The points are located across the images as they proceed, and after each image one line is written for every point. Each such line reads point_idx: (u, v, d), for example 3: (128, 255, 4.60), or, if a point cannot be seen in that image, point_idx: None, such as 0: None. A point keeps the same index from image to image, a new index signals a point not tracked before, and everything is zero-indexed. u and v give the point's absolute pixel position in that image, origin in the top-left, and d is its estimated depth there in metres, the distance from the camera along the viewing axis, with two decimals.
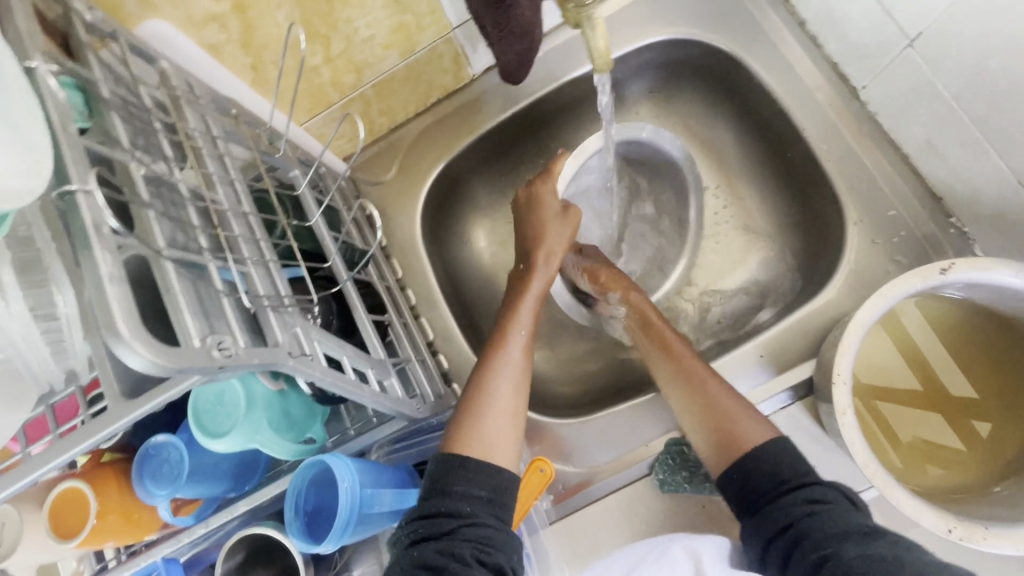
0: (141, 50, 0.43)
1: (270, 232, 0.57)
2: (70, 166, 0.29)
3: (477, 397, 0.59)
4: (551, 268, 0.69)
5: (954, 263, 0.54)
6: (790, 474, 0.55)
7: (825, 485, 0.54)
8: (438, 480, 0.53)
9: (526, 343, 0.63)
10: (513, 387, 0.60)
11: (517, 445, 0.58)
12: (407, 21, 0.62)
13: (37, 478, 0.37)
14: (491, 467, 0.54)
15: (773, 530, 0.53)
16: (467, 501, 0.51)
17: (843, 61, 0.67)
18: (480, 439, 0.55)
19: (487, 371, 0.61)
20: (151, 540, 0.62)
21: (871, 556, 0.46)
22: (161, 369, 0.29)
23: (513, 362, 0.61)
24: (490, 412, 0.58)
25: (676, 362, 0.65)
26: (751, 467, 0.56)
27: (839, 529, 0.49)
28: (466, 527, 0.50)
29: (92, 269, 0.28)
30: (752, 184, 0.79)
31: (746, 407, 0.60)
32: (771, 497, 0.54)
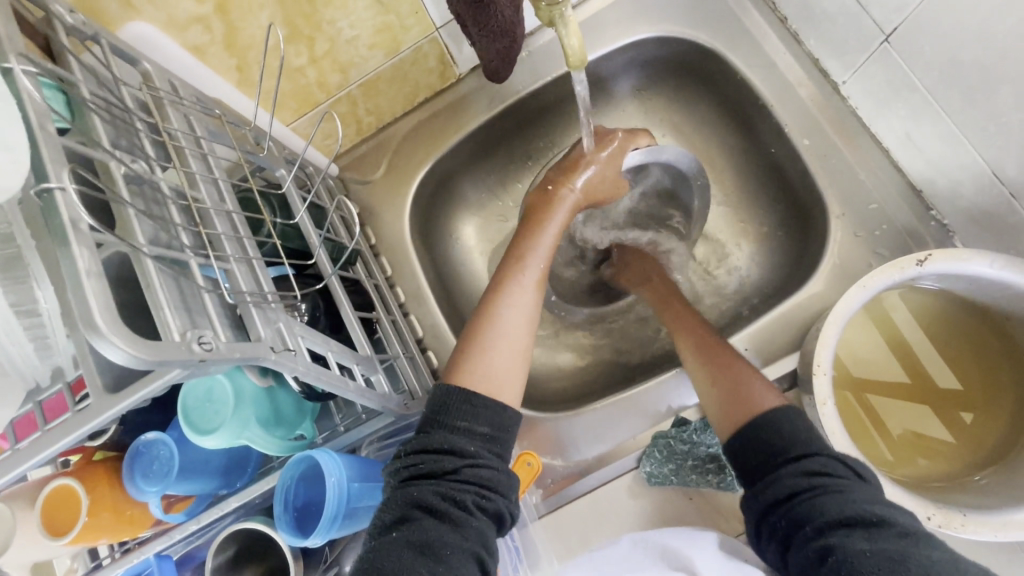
0: (123, 52, 0.44)
1: (256, 231, 0.58)
2: (47, 165, 0.30)
3: (484, 328, 0.58)
4: (578, 198, 0.66)
5: (930, 254, 0.55)
6: (791, 445, 0.54)
7: (826, 457, 0.52)
8: (442, 414, 0.53)
9: (543, 272, 0.62)
10: (525, 319, 0.59)
11: (522, 380, 0.57)
12: (391, 21, 0.63)
13: (23, 473, 0.38)
14: (495, 405, 0.54)
15: (774, 508, 0.52)
16: (469, 439, 0.52)
17: (823, 56, 0.67)
18: (484, 372, 0.55)
19: (501, 294, 0.60)
20: (143, 537, 0.63)
21: (880, 549, 0.44)
22: (139, 362, 0.30)
23: (525, 295, 0.60)
24: (498, 343, 0.57)
25: (690, 336, 0.67)
26: (756, 432, 0.55)
27: (844, 515, 0.47)
28: (467, 467, 0.50)
29: (69, 264, 0.29)
30: (738, 179, 0.80)
31: (755, 373, 0.60)
32: (772, 468, 0.53)
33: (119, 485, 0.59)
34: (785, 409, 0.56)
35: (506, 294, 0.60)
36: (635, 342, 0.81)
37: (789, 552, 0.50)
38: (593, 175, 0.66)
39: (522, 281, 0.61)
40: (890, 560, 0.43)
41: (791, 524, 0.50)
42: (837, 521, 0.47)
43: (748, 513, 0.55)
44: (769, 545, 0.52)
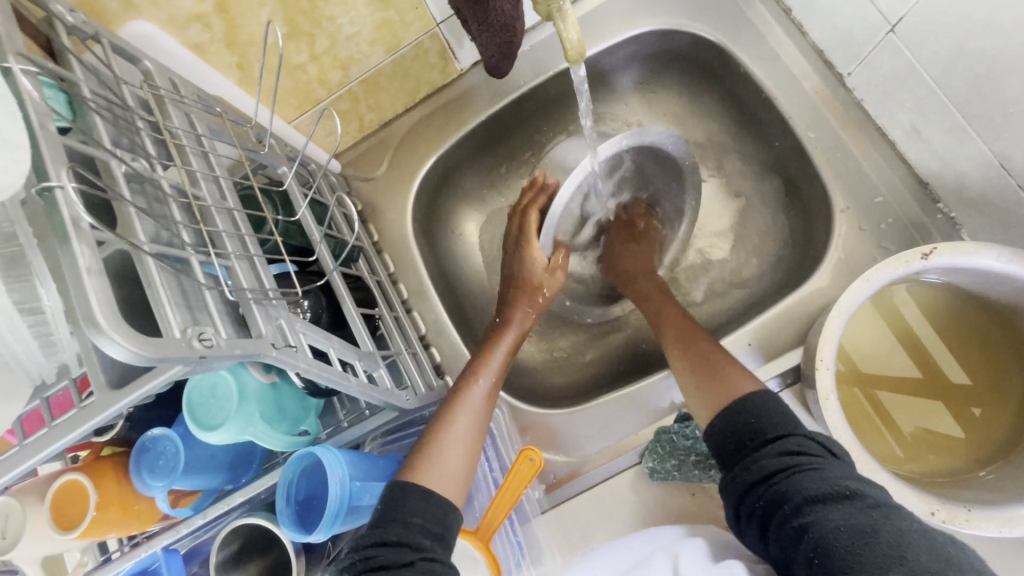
0: (124, 50, 0.44)
1: (259, 228, 0.58)
2: (48, 164, 0.30)
3: (437, 430, 0.60)
4: (527, 319, 0.71)
5: (936, 247, 0.55)
6: (767, 427, 0.54)
7: (802, 436, 0.52)
8: (394, 509, 0.52)
9: (494, 386, 0.65)
10: (476, 435, 0.61)
11: (467, 487, 0.58)
12: (391, 17, 0.63)
13: (33, 466, 0.38)
14: (443, 502, 0.54)
15: (753, 490, 0.51)
16: (422, 534, 0.51)
17: (828, 48, 0.66)
18: (436, 471, 0.56)
19: (456, 410, 0.62)
20: (151, 531, 0.64)
21: (851, 523, 0.43)
22: (140, 359, 0.30)
23: (475, 400, 0.63)
24: (450, 442, 0.59)
25: (673, 330, 0.67)
26: (731, 416, 0.56)
27: (820, 493, 0.47)
28: (421, 559, 0.49)
29: (70, 262, 0.29)
30: (742, 173, 0.79)
31: (734, 360, 0.61)
32: (750, 450, 0.53)
33: (126, 480, 0.60)
34: (763, 396, 0.56)
35: (461, 403, 0.63)
36: (638, 337, 0.81)
37: (767, 533, 0.49)
38: (539, 277, 0.72)
39: (476, 398, 0.63)
40: (862, 536, 0.42)
41: (769, 504, 0.49)
42: (813, 498, 0.47)
43: (727, 495, 0.54)
44: (748, 529, 0.51)
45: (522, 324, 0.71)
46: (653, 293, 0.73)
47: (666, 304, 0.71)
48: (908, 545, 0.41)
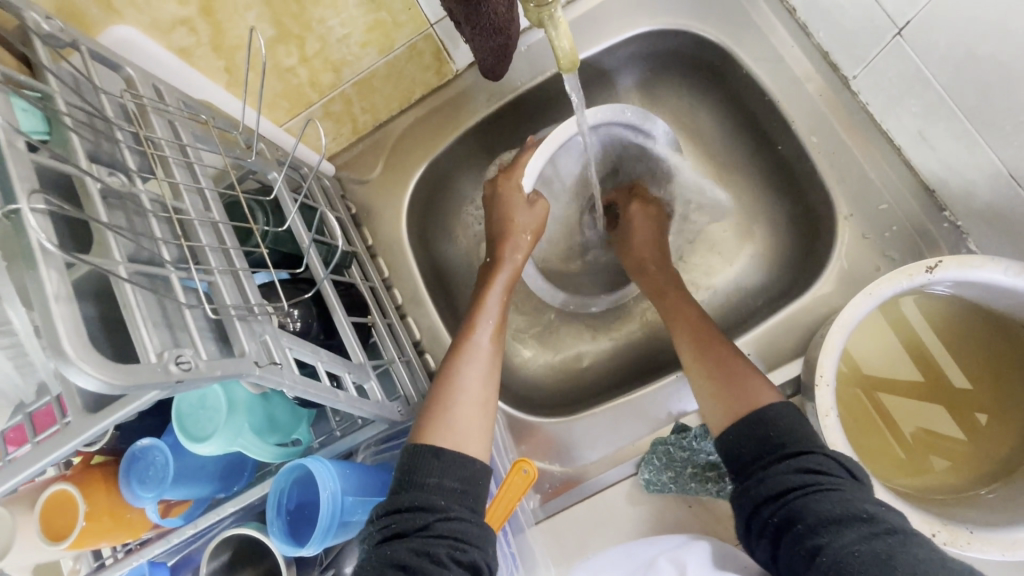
0: (104, 58, 0.43)
1: (248, 236, 0.57)
2: (14, 184, 0.29)
3: (445, 387, 0.60)
4: (517, 257, 0.70)
5: (941, 261, 0.53)
6: (787, 441, 0.52)
7: (823, 454, 0.50)
8: (411, 473, 0.52)
9: (494, 334, 0.65)
10: (485, 381, 0.61)
11: (486, 437, 0.58)
12: (383, 19, 0.61)
13: (13, 486, 0.38)
14: (463, 457, 0.54)
15: (766, 506, 0.50)
16: (440, 494, 0.51)
17: (833, 49, 0.65)
18: (449, 427, 0.56)
19: (460, 365, 0.61)
20: (143, 539, 0.63)
21: (870, 551, 0.43)
22: (110, 388, 0.29)
23: (481, 352, 0.62)
24: (458, 397, 0.58)
25: (688, 328, 0.66)
26: (746, 431, 0.54)
27: (833, 513, 0.46)
28: (440, 521, 0.49)
29: (37, 288, 0.28)
30: (743, 176, 0.77)
31: (752, 370, 0.59)
32: (764, 464, 0.52)
33: (116, 489, 0.59)
34: (781, 404, 0.55)
35: (463, 359, 0.62)
36: (637, 343, 0.80)
37: (780, 550, 0.48)
38: (528, 219, 0.71)
39: (478, 352, 0.62)
40: (878, 563, 0.42)
41: (783, 521, 0.48)
42: (831, 520, 0.46)
43: (738, 508, 0.53)
44: (760, 544, 0.51)
45: (512, 266, 0.69)
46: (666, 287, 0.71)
47: (682, 301, 0.69)
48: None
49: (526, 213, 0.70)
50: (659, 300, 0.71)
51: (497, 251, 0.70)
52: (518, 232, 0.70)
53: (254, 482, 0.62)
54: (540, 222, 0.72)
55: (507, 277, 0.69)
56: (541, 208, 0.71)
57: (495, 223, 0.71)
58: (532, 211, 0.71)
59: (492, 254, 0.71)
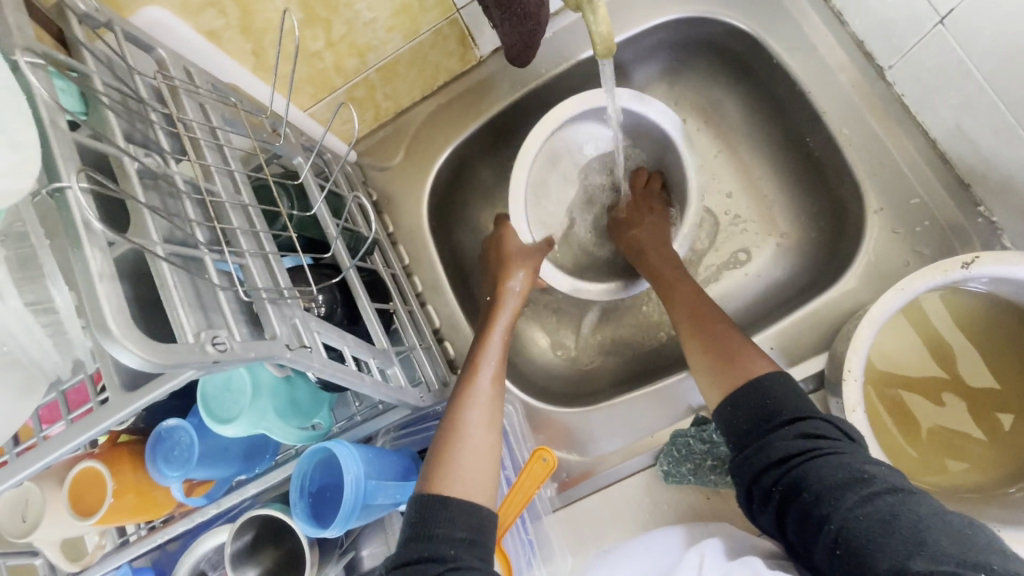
0: (137, 39, 0.43)
1: (273, 220, 0.57)
2: (58, 162, 0.29)
3: (450, 434, 0.58)
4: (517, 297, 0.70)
5: (978, 257, 0.52)
6: (785, 409, 0.52)
7: (819, 419, 0.51)
8: (420, 524, 0.51)
9: (496, 376, 0.63)
10: (489, 427, 0.59)
11: (495, 478, 0.56)
12: (410, 3, 0.60)
13: (53, 460, 0.39)
14: (471, 505, 0.52)
15: (768, 475, 0.50)
16: (449, 544, 0.49)
17: (868, 39, 0.63)
18: (459, 475, 0.54)
19: (462, 410, 0.59)
20: (168, 516, 0.65)
21: (872, 511, 0.43)
22: (151, 366, 0.29)
23: (485, 393, 0.61)
24: (461, 444, 0.57)
25: (689, 308, 0.66)
26: (739, 398, 0.55)
27: (837, 478, 0.46)
28: (449, 571, 0.47)
29: (82, 267, 0.28)
30: (770, 168, 0.76)
31: (747, 344, 0.59)
32: (765, 431, 0.52)
33: (142, 467, 0.60)
34: (776, 376, 0.55)
35: (467, 403, 0.60)
36: (656, 335, 0.80)
37: (784, 518, 0.49)
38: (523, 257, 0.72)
39: (480, 396, 0.61)
40: (882, 523, 0.42)
41: (786, 489, 0.49)
42: (832, 484, 0.46)
43: (738, 476, 0.53)
44: (762, 512, 0.51)
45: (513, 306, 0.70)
46: (663, 267, 0.71)
47: (681, 279, 0.69)
48: (929, 531, 0.40)
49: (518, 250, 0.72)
50: (657, 283, 0.70)
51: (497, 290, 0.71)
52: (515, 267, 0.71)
53: (276, 466, 0.63)
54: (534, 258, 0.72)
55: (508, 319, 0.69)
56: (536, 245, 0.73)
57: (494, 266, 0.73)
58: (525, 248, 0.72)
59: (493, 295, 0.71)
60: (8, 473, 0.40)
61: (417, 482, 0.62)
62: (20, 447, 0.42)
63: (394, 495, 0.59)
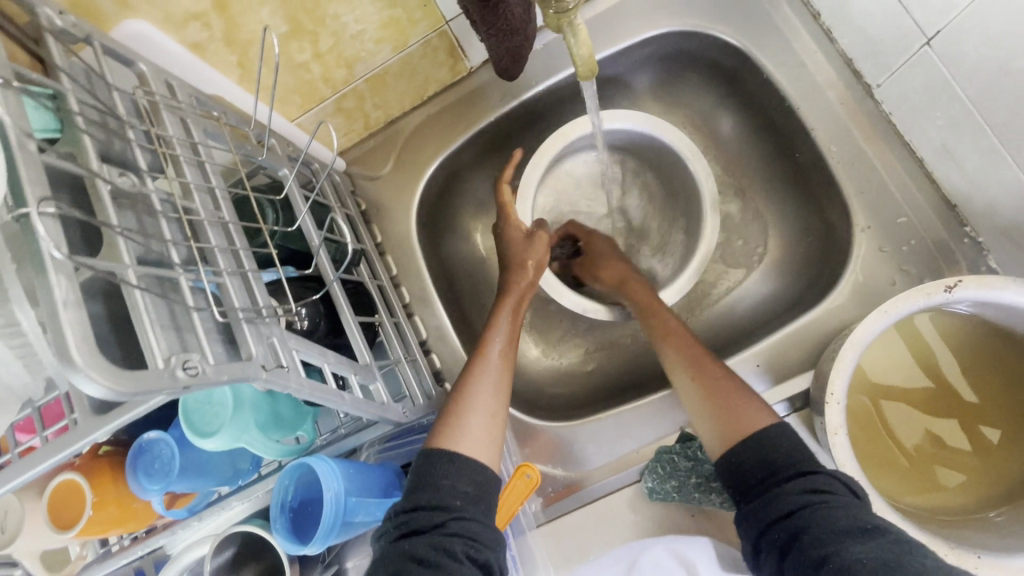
0: (117, 54, 0.42)
1: (257, 233, 0.57)
2: (25, 187, 0.29)
3: (457, 400, 0.59)
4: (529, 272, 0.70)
5: (960, 280, 0.52)
6: (794, 462, 0.52)
7: (828, 475, 0.51)
8: (427, 475, 0.53)
9: (505, 349, 0.64)
10: (496, 394, 0.60)
11: (497, 443, 0.58)
12: (398, 16, 0.60)
13: (25, 480, 0.38)
14: (475, 464, 0.54)
15: (778, 525, 0.50)
16: (455, 495, 0.52)
17: (857, 57, 0.63)
18: (460, 437, 0.56)
19: (473, 378, 0.61)
20: (150, 527, 0.65)
21: (875, 556, 0.43)
22: (116, 395, 0.29)
23: (491, 364, 0.62)
24: (470, 407, 0.58)
25: (682, 350, 0.64)
26: (740, 454, 0.54)
27: (840, 526, 0.46)
28: (455, 520, 0.50)
29: (47, 295, 0.28)
30: (759, 183, 0.76)
31: (744, 393, 0.58)
32: (774, 482, 0.52)
33: (123, 480, 0.59)
34: (780, 429, 0.55)
35: (477, 372, 0.61)
36: (644, 349, 0.79)
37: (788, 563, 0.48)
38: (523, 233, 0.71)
39: (489, 366, 0.62)
40: (882, 564, 0.42)
41: (793, 534, 0.48)
42: (838, 532, 0.46)
43: (744, 529, 0.53)
44: (766, 561, 0.50)
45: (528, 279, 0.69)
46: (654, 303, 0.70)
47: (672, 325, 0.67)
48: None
49: (527, 247, 0.70)
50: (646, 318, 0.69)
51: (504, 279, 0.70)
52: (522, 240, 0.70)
53: (259, 479, 0.63)
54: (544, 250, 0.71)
55: (514, 300, 0.68)
56: (541, 239, 0.70)
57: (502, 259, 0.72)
58: (533, 244, 0.70)
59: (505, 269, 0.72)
60: None
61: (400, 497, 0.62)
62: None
63: (378, 512, 0.58)
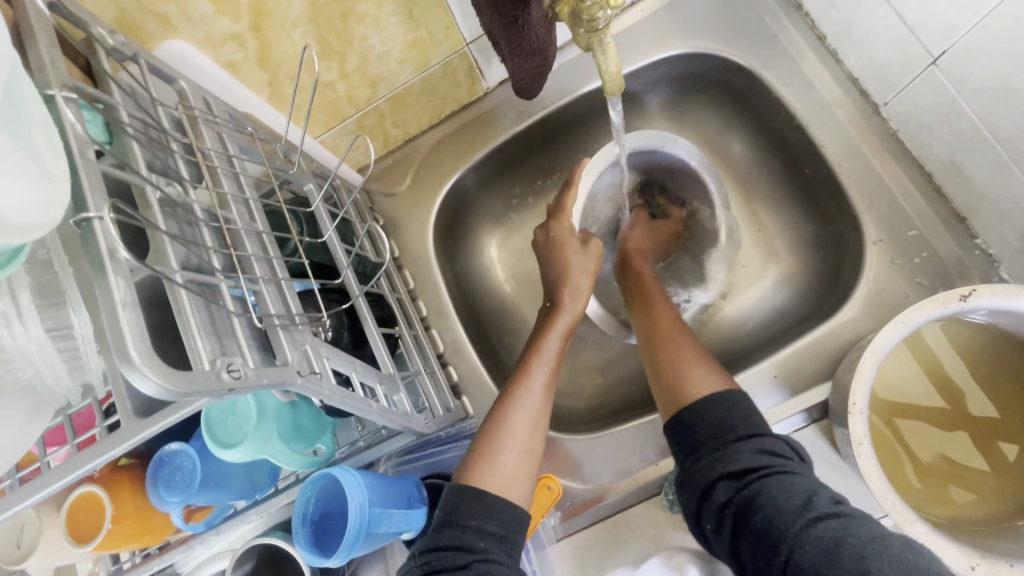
0: (160, 71, 0.44)
1: (282, 247, 0.58)
2: (88, 195, 0.30)
3: (495, 431, 0.59)
4: (578, 304, 0.70)
5: (975, 289, 0.53)
6: (739, 424, 0.55)
7: (772, 437, 0.54)
8: (454, 513, 0.54)
9: (549, 380, 0.63)
10: (534, 431, 0.60)
11: (530, 482, 0.58)
12: (422, 37, 0.62)
13: (56, 488, 0.38)
14: (505, 503, 0.55)
15: (721, 488, 0.53)
16: (480, 536, 0.52)
17: (864, 76, 0.66)
18: (496, 474, 0.56)
19: (511, 410, 0.60)
20: (163, 543, 0.63)
21: (820, 537, 0.45)
22: (168, 393, 0.31)
23: (535, 396, 0.61)
24: (507, 444, 0.58)
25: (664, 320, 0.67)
26: (706, 410, 0.56)
27: (784, 497, 0.49)
28: (479, 562, 0.50)
29: (106, 296, 0.30)
30: (770, 198, 0.78)
31: (697, 357, 0.62)
32: (722, 443, 0.55)
33: (142, 493, 0.58)
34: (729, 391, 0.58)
35: (517, 405, 0.61)
36: None
37: (738, 535, 0.51)
38: (567, 255, 0.71)
39: (531, 397, 0.61)
40: (827, 551, 0.44)
41: (740, 507, 0.51)
42: (783, 504, 0.49)
43: (688, 491, 0.55)
44: (717, 533, 0.53)
45: (573, 313, 0.69)
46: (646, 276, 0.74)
47: (658, 296, 0.71)
48: (871, 558, 0.43)
49: (576, 257, 0.71)
50: (636, 284, 0.73)
51: (556, 296, 0.70)
52: (571, 273, 0.71)
53: (277, 492, 0.62)
54: (596, 261, 0.73)
55: (564, 325, 0.68)
56: (594, 248, 0.73)
57: (551, 268, 0.72)
58: (586, 254, 0.72)
59: (552, 298, 0.71)
60: (4, 506, 0.39)
61: (420, 510, 0.62)
62: (23, 471, 0.42)
63: (398, 524, 0.58)
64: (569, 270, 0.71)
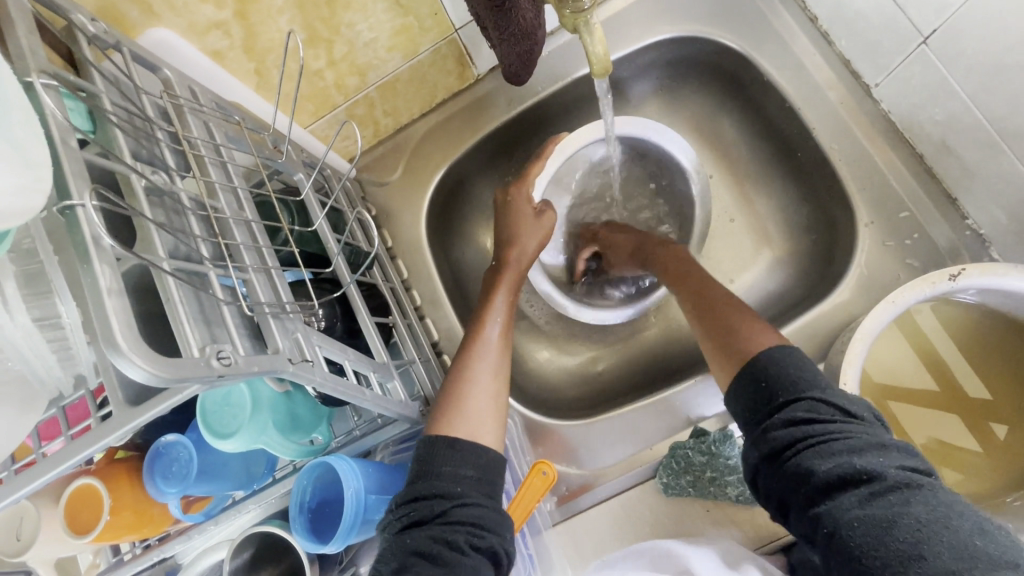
0: (144, 59, 0.43)
1: (273, 238, 0.58)
2: (70, 182, 0.30)
3: (457, 381, 0.60)
4: (523, 262, 0.71)
5: (965, 268, 0.54)
6: (778, 394, 0.50)
7: (813, 399, 0.48)
8: (427, 462, 0.53)
9: (504, 331, 0.65)
10: (496, 376, 0.61)
11: None
12: (410, 23, 0.62)
13: (51, 478, 0.38)
14: (476, 448, 0.54)
15: (764, 467, 0.49)
16: (455, 480, 0.52)
17: (855, 57, 0.65)
18: (465, 416, 0.56)
19: (472, 361, 0.62)
20: (163, 534, 0.63)
21: (869, 515, 0.41)
22: (158, 379, 0.31)
23: (491, 344, 0.63)
24: (471, 390, 0.59)
25: (692, 294, 0.64)
26: (761, 374, 0.52)
27: (831, 472, 0.44)
28: (457, 507, 0.50)
29: (91, 283, 0.30)
30: (763, 182, 0.77)
31: (752, 319, 0.57)
32: (759, 420, 0.50)
33: (140, 484, 0.58)
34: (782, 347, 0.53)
35: (477, 356, 0.62)
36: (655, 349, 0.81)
37: (786, 509, 0.47)
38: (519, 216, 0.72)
39: (488, 346, 0.63)
40: (878, 529, 0.41)
41: (786, 483, 0.47)
42: (828, 480, 0.44)
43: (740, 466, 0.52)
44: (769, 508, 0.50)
45: (518, 270, 0.70)
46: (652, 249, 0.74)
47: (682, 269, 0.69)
48: (927, 542, 0.39)
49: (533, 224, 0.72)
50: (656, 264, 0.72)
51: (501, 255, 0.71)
52: (522, 235, 0.71)
53: (274, 482, 0.62)
54: (546, 234, 0.73)
55: (511, 279, 0.69)
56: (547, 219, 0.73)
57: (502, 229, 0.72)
58: (541, 224, 0.72)
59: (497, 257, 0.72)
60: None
61: None
62: (18, 463, 0.42)
63: None
64: (520, 234, 0.71)
